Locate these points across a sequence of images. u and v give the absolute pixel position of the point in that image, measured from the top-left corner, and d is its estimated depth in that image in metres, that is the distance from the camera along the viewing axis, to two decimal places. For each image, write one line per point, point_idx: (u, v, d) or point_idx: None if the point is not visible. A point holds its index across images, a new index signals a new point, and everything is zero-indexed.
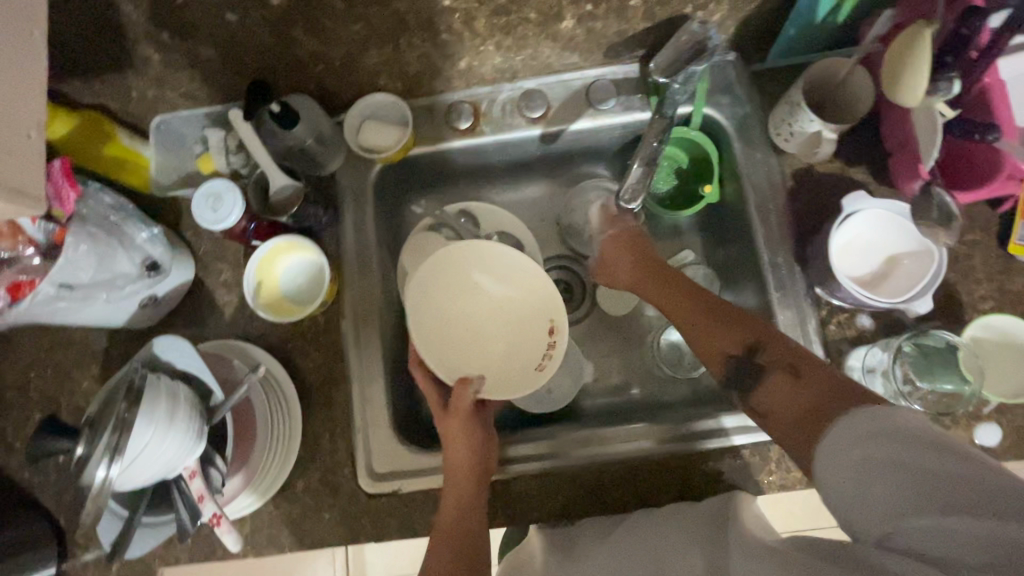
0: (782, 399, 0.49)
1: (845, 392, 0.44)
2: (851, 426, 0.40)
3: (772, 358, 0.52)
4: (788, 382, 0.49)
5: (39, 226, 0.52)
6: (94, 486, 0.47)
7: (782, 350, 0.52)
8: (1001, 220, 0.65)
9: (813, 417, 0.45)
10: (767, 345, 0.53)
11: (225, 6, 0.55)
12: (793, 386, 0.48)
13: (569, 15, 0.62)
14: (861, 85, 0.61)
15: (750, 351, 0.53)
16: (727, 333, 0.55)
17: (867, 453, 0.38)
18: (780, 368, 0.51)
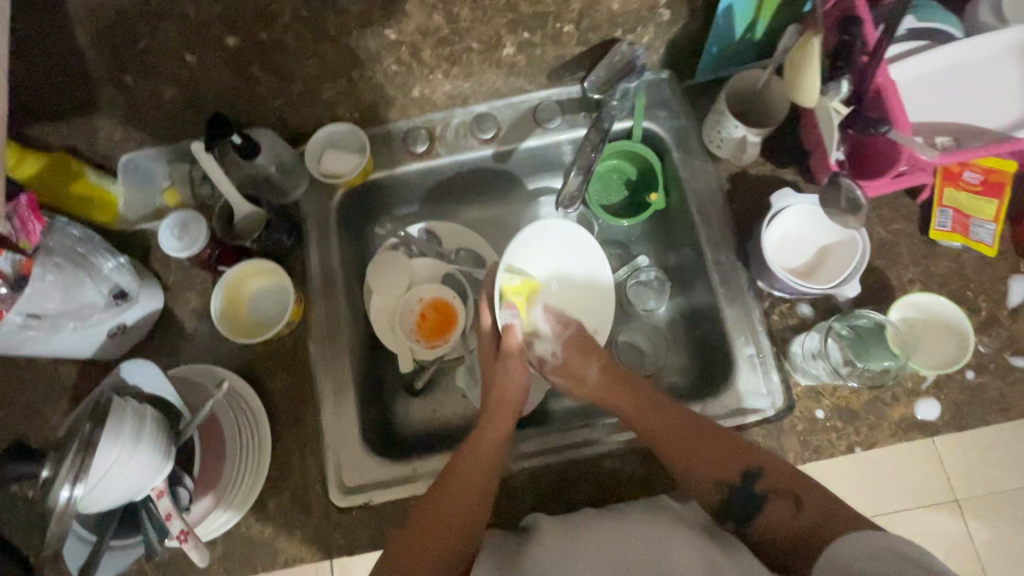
0: (783, 523, 0.55)
1: (839, 512, 0.52)
2: (855, 542, 0.47)
3: (769, 482, 0.57)
4: (791, 506, 0.55)
5: (5, 257, 0.52)
6: (58, 507, 0.48)
7: (780, 473, 0.57)
8: (920, 209, 0.70)
9: (814, 536, 0.52)
10: (766, 467, 0.58)
11: (185, 47, 0.59)
12: (792, 510, 0.55)
13: (510, 43, 0.67)
14: (778, 92, 0.66)
15: (746, 478, 0.58)
16: (716, 463, 0.58)
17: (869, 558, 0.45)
18: (783, 495, 0.56)
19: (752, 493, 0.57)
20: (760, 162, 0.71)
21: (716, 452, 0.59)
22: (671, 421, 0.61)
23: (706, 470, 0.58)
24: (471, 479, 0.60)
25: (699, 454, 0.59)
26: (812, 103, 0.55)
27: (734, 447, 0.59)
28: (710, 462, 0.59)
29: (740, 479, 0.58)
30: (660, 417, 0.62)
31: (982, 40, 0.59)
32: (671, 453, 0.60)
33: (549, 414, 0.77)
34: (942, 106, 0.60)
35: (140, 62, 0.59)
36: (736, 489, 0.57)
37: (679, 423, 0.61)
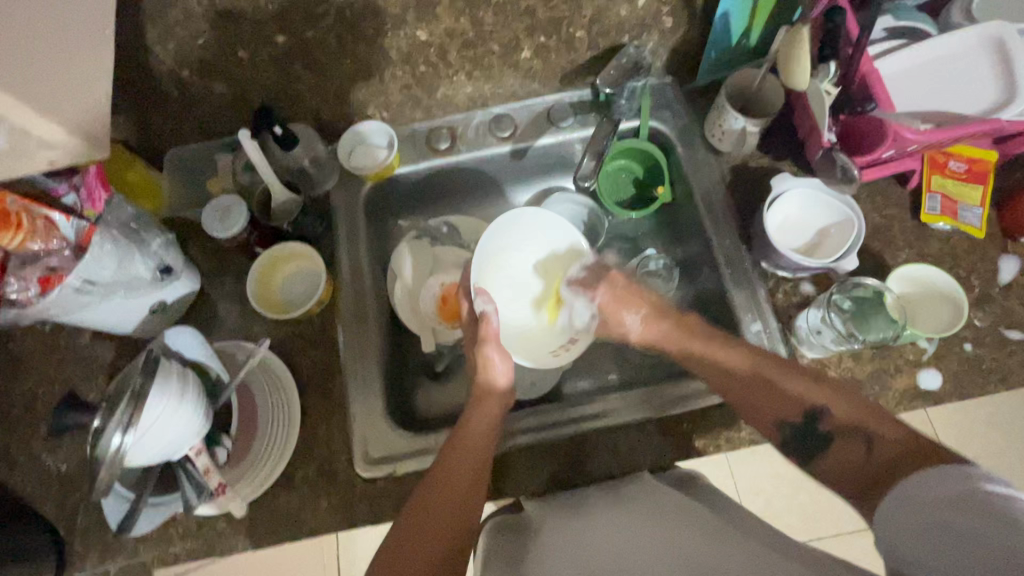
0: (848, 464, 0.52)
1: (919, 454, 0.46)
2: (918, 486, 0.42)
3: (835, 422, 0.55)
4: (858, 451, 0.51)
5: (72, 223, 0.58)
6: (109, 454, 0.51)
7: (849, 411, 0.55)
8: (910, 196, 0.74)
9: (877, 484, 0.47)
10: (833, 408, 0.55)
11: (239, 44, 0.65)
12: (862, 454, 0.51)
13: (527, 47, 0.74)
14: (772, 89, 0.73)
15: (808, 416, 0.56)
16: (785, 398, 0.58)
17: (929, 515, 0.40)
18: (855, 437, 0.52)
19: (819, 433, 0.55)
20: (759, 155, 0.77)
21: (782, 388, 0.59)
22: (743, 363, 0.61)
23: (783, 407, 0.58)
24: (467, 468, 0.58)
25: (779, 393, 0.59)
26: (803, 85, 0.62)
27: (803, 385, 0.58)
28: (766, 396, 0.59)
29: (802, 418, 0.57)
30: (733, 359, 0.62)
31: (956, 35, 0.66)
32: (743, 397, 0.60)
33: (563, 396, 0.79)
34: (925, 92, 0.66)
35: (199, 58, 0.66)
36: (796, 429, 0.57)
37: (754, 364, 0.61)
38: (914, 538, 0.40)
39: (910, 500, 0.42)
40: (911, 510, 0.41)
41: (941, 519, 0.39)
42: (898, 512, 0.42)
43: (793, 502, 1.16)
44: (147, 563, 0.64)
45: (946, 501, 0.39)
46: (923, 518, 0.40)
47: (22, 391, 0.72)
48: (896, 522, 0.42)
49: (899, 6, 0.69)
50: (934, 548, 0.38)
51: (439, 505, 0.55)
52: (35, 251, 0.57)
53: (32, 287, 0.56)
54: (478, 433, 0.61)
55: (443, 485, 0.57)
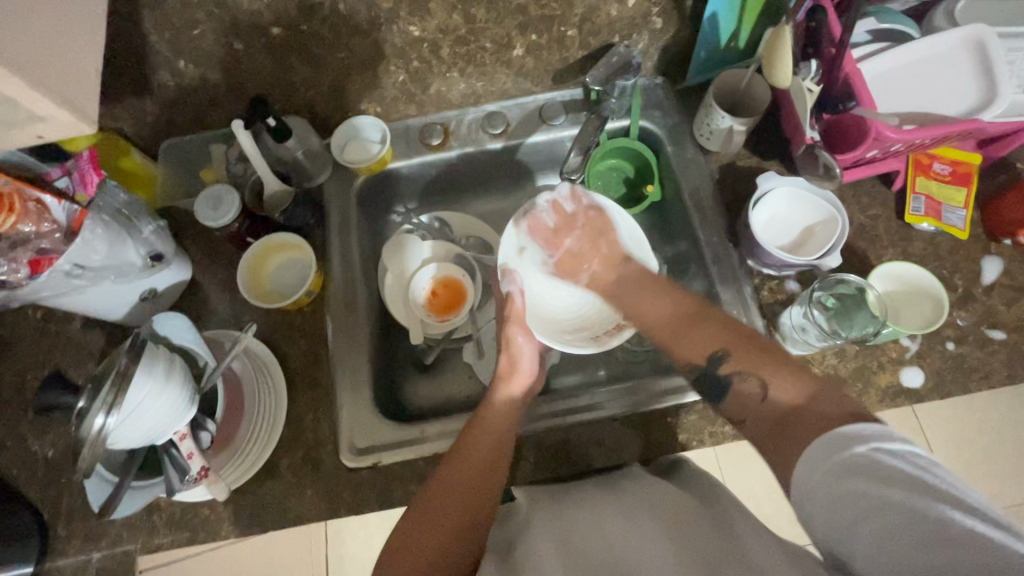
0: (752, 409, 0.53)
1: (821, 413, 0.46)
2: (816, 460, 0.43)
3: (737, 363, 0.56)
4: (756, 389, 0.53)
5: (65, 207, 0.59)
6: (92, 435, 0.51)
7: (750, 356, 0.55)
8: (896, 196, 0.75)
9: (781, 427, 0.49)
10: (732, 348, 0.57)
11: (233, 36, 0.67)
12: (758, 395, 0.53)
13: (519, 44, 0.74)
14: (759, 90, 0.74)
15: (713, 359, 0.58)
16: (703, 338, 0.59)
17: (844, 485, 0.40)
18: (751, 378, 0.54)
19: (721, 375, 0.56)
20: (746, 155, 0.78)
21: (710, 329, 0.60)
22: (670, 313, 0.64)
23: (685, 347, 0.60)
24: (472, 467, 0.57)
25: (693, 334, 0.60)
26: (785, 82, 0.66)
27: (732, 334, 0.58)
28: (688, 337, 0.60)
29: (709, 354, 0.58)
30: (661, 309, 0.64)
31: (938, 37, 0.68)
32: (690, 330, 0.61)
33: (551, 390, 0.80)
34: (906, 93, 0.68)
35: (193, 49, 0.67)
36: (702, 372, 0.58)
37: (684, 308, 0.63)
38: (832, 514, 0.41)
39: (822, 475, 0.42)
40: (819, 480, 0.42)
41: (853, 493, 0.40)
42: (807, 481, 0.43)
43: (783, 505, 1.15)
44: (130, 548, 0.64)
45: (846, 469, 0.41)
46: (833, 488, 0.41)
47: (10, 376, 0.72)
48: (811, 499, 0.42)
49: (883, 9, 0.70)
50: (851, 524, 0.40)
51: (451, 496, 0.56)
52: (25, 233, 0.58)
53: (22, 268, 0.57)
54: (492, 424, 0.61)
55: (457, 477, 0.57)
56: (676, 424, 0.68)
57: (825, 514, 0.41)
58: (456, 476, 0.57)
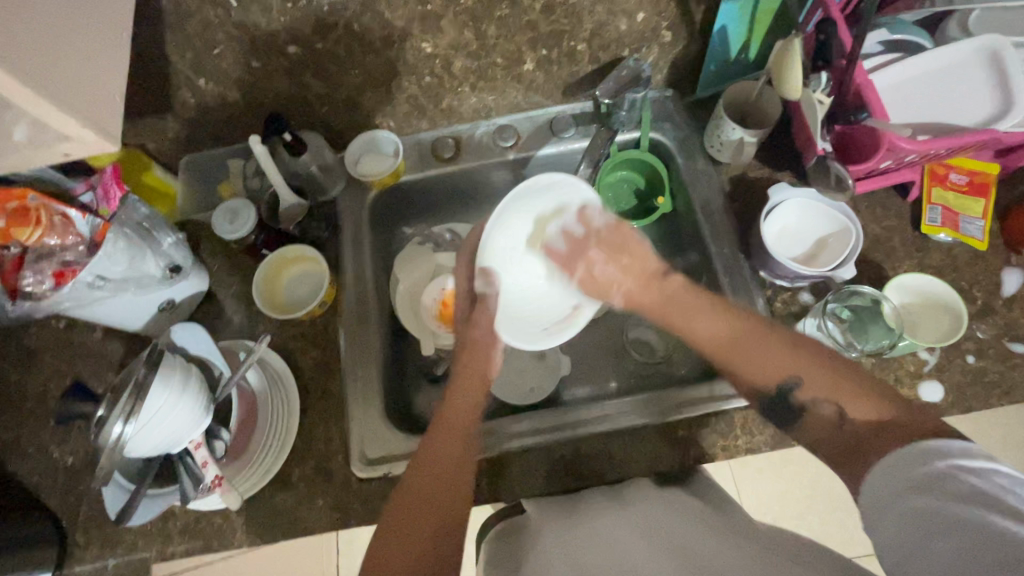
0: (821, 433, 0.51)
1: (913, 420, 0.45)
2: (894, 471, 0.43)
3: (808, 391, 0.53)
4: (833, 415, 0.51)
5: (88, 221, 0.61)
6: (110, 442, 0.52)
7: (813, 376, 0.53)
8: (912, 207, 0.74)
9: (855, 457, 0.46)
10: (808, 379, 0.54)
11: (252, 56, 0.69)
12: (833, 421, 0.50)
13: (530, 59, 0.75)
14: (770, 101, 0.74)
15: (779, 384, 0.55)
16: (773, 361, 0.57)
17: (911, 499, 0.40)
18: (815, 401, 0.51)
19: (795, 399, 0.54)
20: (757, 166, 0.78)
21: (769, 354, 0.57)
22: (728, 333, 0.61)
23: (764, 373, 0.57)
24: (438, 468, 0.55)
25: (762, 360, 0.57)
26: (795, 95, 0.65)
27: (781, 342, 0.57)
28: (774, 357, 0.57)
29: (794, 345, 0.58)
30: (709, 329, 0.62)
31: (951, 48, 0.67)
32: (738, 360, 0.59)
33: (562, 403, 0.79)
34: (918, 105, 0.67)
35: (212, 68, 0.69)
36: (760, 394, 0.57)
37: (734, 329, 0.61)
38: (899, 526, 0.40)
39: (895, 488, 0.42)
40: (895, 495, 0.42)
41: (920, 505, 0.40)
42: (881, 495, 0.42)
43: (802, 521, 1.13)
44: (145, 555, 0.65)
45: (921, 484, 0.40)
46: (906, 504, 0.40)
47: (35, 384, 0.75)
48: (881, 506, 0.42)
49: (894, 20, 0.70)
50: (915, 538, 0.39)
51: (425, 490, 0.54)
52: (51, 246, 0.60)
53: (48, 279, 0.60)
54: (461, 411, 0.61)
55: (428, 471, 0.55)
56: (689, 438, 0.68)
57: (891, 528, 0.41)
58: (421, 475, 0.55)
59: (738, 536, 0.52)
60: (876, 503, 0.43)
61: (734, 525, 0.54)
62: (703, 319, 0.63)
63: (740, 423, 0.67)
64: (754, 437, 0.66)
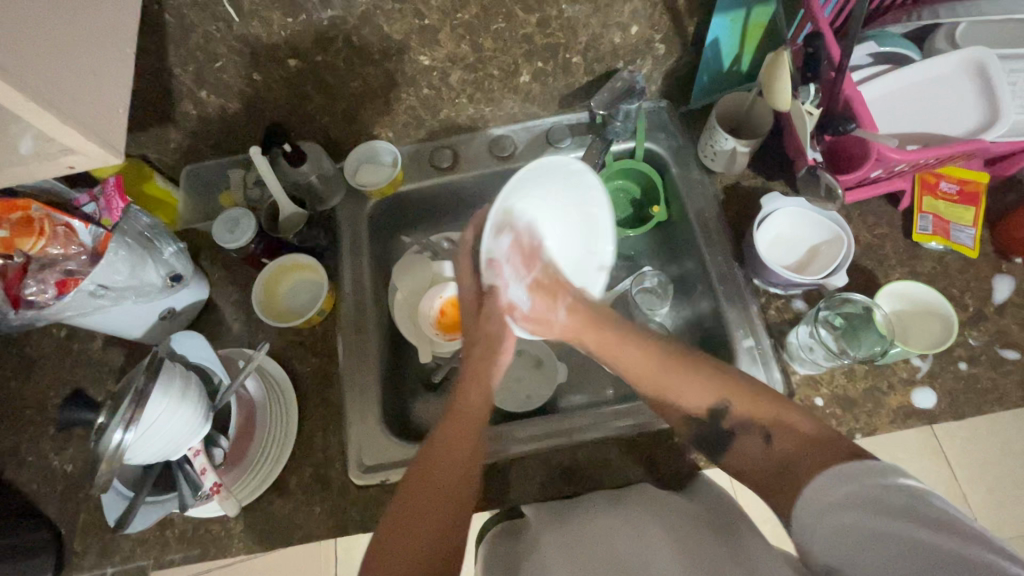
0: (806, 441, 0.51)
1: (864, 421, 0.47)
2: (832, 483, 0.44)
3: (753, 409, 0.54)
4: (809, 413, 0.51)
5: (90, 230, 0.63)
6: (109, 450, 0.52)
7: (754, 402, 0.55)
8: (903, 216, 0.75)
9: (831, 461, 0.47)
10: (734, 401, 0.55)
11: (253, 68, 0.70)
12: (761, 447, 0.52)
13: (525, 71, 0.77)
14: (762, 112, 0.75)
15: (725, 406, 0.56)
16: (698, 392, 0.58)
17: (845, 511, 0.42)
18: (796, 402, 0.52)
19: (723, 429, 0.56)
20: (751, 175, 0.79)
21: (693, 385, 0.58)
22: (646, 359, 0.62)
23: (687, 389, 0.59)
24: (452, 455, 0.56)
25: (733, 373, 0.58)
26: (785, 106, 0.66)
27: (710, 374, 0.58)
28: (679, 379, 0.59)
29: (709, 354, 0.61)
30: (630, 355, 0.63)
31: (938, 60, 0.69)
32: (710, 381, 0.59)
33: (559, 410, 0.80)
34: (908, 116, 0.69)
35: (215, 81, 0.71)
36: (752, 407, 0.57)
37: (651, 361, 0.62)
38: (834, 535, 0.41)
39: (829, 501, 0.43)
40: (829, 507, 0.43)
41: (850, 515, 0.41)
42: (817, 505, 0.44)
43: None
44: (143, 563, 0.65)
45: (863, 495, 0.41)
46: (842, 514, 0.42)
47: (35, 393, 0.75)
48: (818, 515, 0.43)
49: (883, 32, 0.71)
50: (849, 546, 0.40)
51: (430, 493, 0.53)
52: (53, 255, 0.61)
53: (50, 288, 0.61)
54: (467, 412, 0.61)
55: (434, 476, 0.54)
56: (684, 444, 0.68)
57: (827, 534, 0.42)
58: (435, 465, 0.55)
59: (731, 542, 0.52)
60: (812, 512, 0.44)
61: (726, 531, 0.54)
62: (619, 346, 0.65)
63: None
64: None
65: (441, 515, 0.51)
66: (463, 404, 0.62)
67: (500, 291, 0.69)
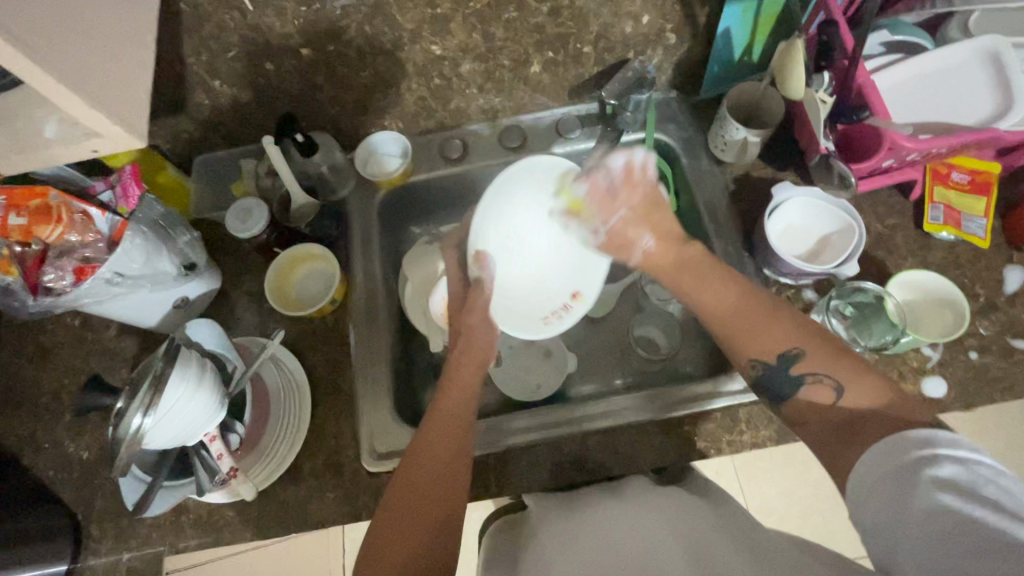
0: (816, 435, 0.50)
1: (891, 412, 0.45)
2: (874, 462, 0.42)
3: (808, 366, 0.51)
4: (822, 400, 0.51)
5: (107, 218, 0.63)
6: (128, 436, 0.53)
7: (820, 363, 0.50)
8: (914, 206, 0.75)
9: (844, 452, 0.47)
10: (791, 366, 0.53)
11: (265, 57, 0.70)
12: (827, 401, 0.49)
13: (536, 61, 0.76)
14: (775, 101, 0.75)
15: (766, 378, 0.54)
16: (771, 332, 0.53)
17: (887, 489, 0.40)
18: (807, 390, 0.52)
19: (789, 377, 0.52)
20: (761, 166, 0.79)
21: (765, 329, 0.53)
22: (734, 299, 0.55)
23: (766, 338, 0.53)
24: (436, 453, 0.54)
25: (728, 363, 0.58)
26: (798, 95, 0.67)
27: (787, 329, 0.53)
28: (751, 329, 0.54)
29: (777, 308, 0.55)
30: (710, 294, 0.56)
31: (951, 48, 0.68)
32: None
33: (568, 399, 0.80)
34: (919, 105, 0.68)
35: (229, 70, 0.71)
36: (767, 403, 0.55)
37: (739, 298, 0.55)
38: (881, 512, 0.40)
39: (871, 479, 0.41)
40: (874, 484, 0.41)
41: (893, 493, 0.40)
42: (861, 482, 0.42)
43: (806, 521, 1.13)
44: (159, 548, 0.66)
45: (904, 473, 0.40)
46: (887, 493, 0.40)
47: (50, 380, 0.76)
48: (860, 493, 0.42)
49: (895, 21, 0.71)
50: (896, 523, 0.39)
51: (418, 495, 0.52)
52: (71, 243, 0.62)
53: (68, 276, 0.61)
54: (450, 408, 0.58)
55: (419, 478, 0.52)
56: (695, 432, 0.68)
57: (869, 515, 0.41)
58: (417, 465, 0.53)
59: (744, 529, 0.53)
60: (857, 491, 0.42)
61: (738, 519, 0.55)
62: (699, 283, 0.57)
63: (745, 418, 0.68)
64: (758, 432, 0.67)
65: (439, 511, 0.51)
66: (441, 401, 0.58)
67: (487, 286, 0.62)
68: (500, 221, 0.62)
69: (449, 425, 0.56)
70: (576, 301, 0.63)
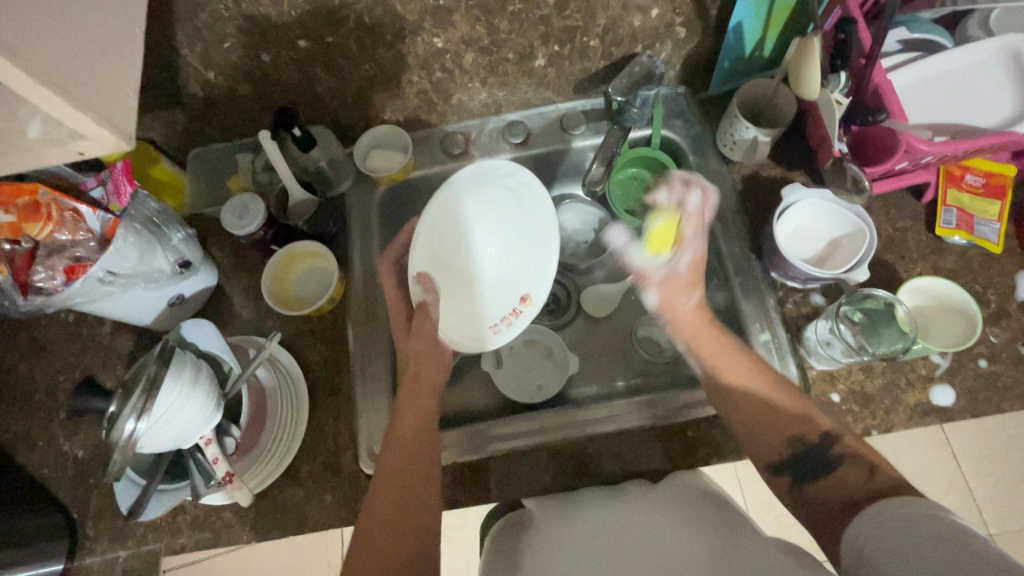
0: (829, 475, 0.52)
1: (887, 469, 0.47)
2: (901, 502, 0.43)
3: (850, 446, 0.53)
4: None
5: (98, 216, 0.61)
6: (121, 440, 0.52)
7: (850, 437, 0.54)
8: (926, 208, 0.73)
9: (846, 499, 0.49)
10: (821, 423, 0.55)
11: (262, 48, 0.68)
12: (864, 477, 0.50)
13: (541, 55, 0.74)
14: (786, 100, 0.72)
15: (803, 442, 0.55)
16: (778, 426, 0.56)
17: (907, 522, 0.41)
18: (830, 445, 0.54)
19: (830, 455, 0.53)
20: (770, 165, 0.77)
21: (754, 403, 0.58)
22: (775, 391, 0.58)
23: (810, 412, 0.57)
24: (403, 473, 0.56)
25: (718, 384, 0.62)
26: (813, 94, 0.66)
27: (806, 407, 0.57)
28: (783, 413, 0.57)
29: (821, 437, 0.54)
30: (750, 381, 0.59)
31: (972, 46, 0.66)
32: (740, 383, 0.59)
33: (569, 400, 0.79)
34: (936, 104, 0.67)
35: (224, 62, 0.69)
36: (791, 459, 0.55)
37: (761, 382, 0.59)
38: (886, 545, 0.41)
39: (885, 519, 0.43)
40: (899, 517, 0.42)
41: (911, 530, 0.40)
42: (882, 518, 0.43)
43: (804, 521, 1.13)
44: (156, 548, 0.66)
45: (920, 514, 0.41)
46: (902, 524, 0.41)
47: (45, 377, 0.75)
48: (873, 529, 0.43)
49: (914, 17, 0.69)
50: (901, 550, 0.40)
51: (390, 528, 0.52)
52: (62, 242, 0.60)
53: (59, 275, 0.60)
54: (406, 433, 0.59)
55: (387, 502, 0.54)
56: (698, 438, 0.67)
57: (875, 543, 0.42)
58: (386, 497, 0.54)
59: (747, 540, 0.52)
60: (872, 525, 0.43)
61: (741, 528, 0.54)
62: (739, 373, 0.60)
63: None
64: None
65: (412, 539, 0.52)
66: (399, 425, 0.59)
67: (431, 309, 0.62)
68: (433, 244, 0.64)
69: (414, 449, 0.58)
70: (525, 306, 0.64)
